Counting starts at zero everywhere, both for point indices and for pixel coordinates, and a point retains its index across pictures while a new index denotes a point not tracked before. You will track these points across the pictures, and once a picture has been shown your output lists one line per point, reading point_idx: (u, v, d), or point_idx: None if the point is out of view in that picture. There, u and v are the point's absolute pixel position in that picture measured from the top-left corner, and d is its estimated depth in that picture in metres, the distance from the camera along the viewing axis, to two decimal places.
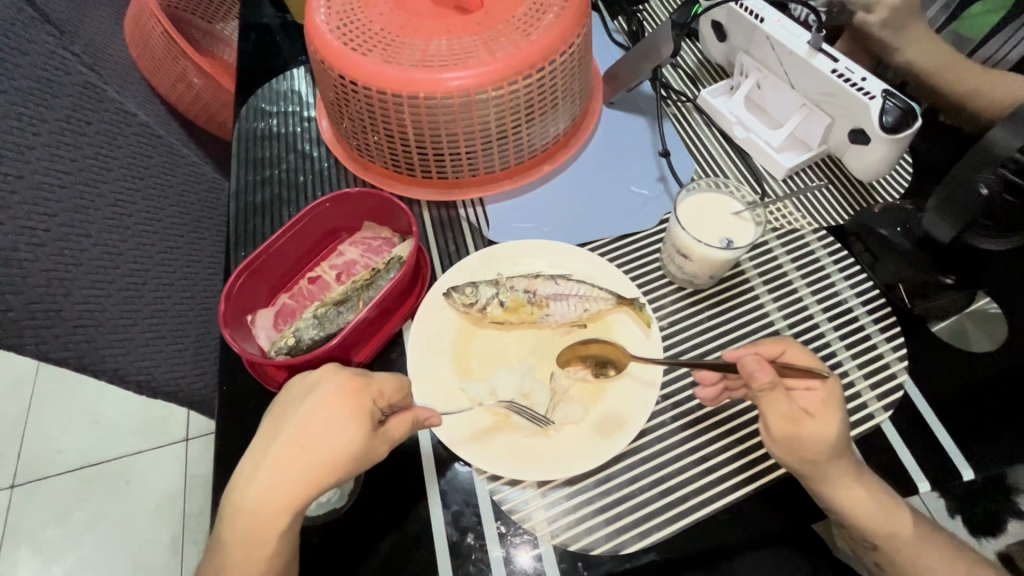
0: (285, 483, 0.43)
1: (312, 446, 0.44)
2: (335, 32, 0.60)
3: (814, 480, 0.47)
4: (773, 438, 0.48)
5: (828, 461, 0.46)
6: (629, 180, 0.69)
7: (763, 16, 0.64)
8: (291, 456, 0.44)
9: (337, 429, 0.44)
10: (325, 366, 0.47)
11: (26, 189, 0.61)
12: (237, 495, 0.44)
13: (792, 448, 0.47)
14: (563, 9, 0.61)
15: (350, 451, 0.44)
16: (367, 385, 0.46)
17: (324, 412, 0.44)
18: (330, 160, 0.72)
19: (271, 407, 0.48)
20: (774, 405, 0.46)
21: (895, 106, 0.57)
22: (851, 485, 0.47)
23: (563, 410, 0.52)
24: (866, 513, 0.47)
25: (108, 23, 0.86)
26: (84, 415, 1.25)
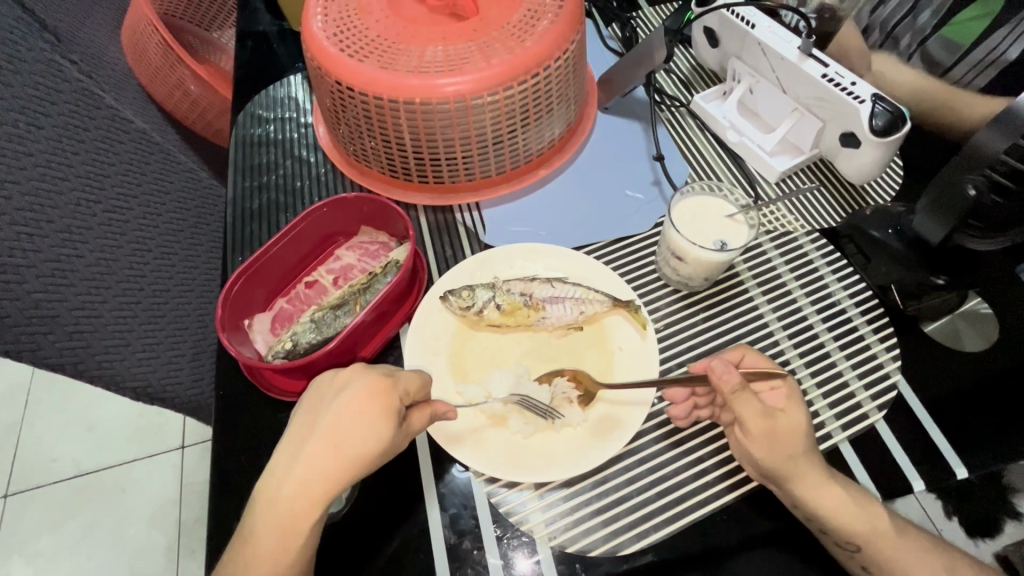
0: (320, 476, 0.44)
1: (344, 439, 0.45)
2: (332, 39, 0.60)
3: (785, 483, 0.47)
4: (750, 437, 0.48)
5: (794, 459, 0.47)
6: (624, 184, 0.69)
7: (754, 22, 0.65)
8: (326, 450, 0.45)
9: (369, 424, 0.45)
10: (355, 367, 0.48)
11: (23, 196, 0.61)
12: (271, 490, 0.45)
13: (770, 447, 0.47)
14: (557, 16, 0.61)
15: (382, 445, 0.45)
16: (397, 380, 0.47)
17: (357, 408, 0.45)
18: (326, 165, 0.72)
19: (299, 404, 0.48)
20: (746, 405, 0.48)
21: (884, 110, 0.58)
22: (821, 485, 0.47)
23: (564, 412, 0.52)
24: (845, 515, 0.47)
25: (105, 31, 0.86)
26: (78, 423, 1.24)
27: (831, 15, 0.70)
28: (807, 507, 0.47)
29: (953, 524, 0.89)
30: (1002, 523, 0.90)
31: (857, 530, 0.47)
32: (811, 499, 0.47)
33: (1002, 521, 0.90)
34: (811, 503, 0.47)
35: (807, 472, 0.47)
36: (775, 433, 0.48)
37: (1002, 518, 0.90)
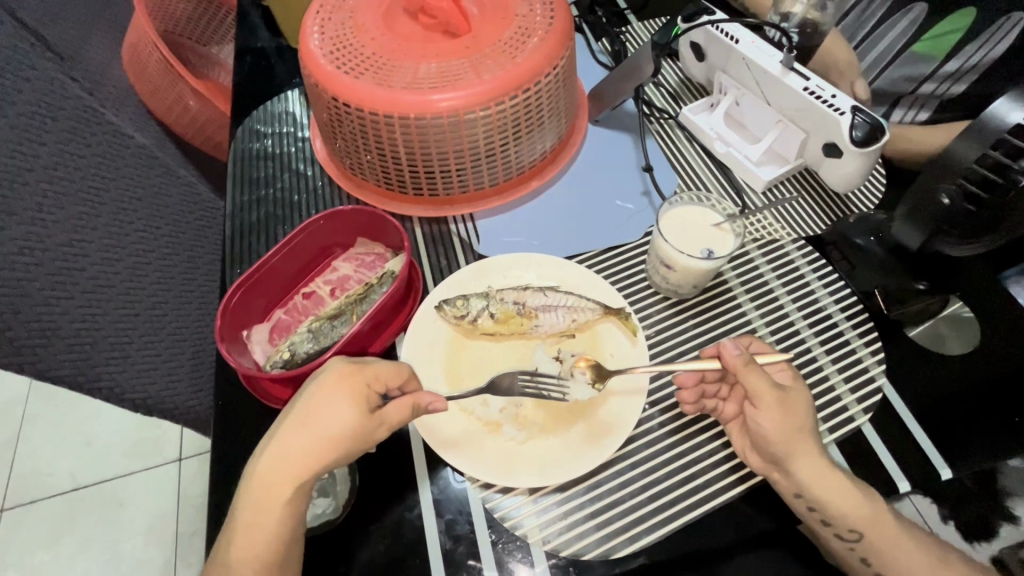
0: (288, 457, 0.46)
1: (313, 422, 0.46)
2: (329, 57, 0.62)
3: (791, 465, 0.48)
4: (763, 411, 0.49)
5: (797, 439, 0.49)
6: (615, 194, 0.71)
7: (737, 38, 0.67)
8: (296, 432, 0.46)
9: (336, 407, 0.46)
10: (332, 356, 0.50)
11: (25, 211, 0.62)
12: (251, 468, 0.47)
13: (779, 419, 0.49)
14: (547, 32, 0.63)
15: (347, 428, 0.46)
16: (367, 366, 0.48)
17: (326, 391, 0.46)
18: (323, 178, 0.74)
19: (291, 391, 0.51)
20: (758, 381, 0.49)
21: (864, 122, 0.60)
22: (826, 469, 0.48)
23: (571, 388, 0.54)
24: (845, 502, 0.48)
25: (105, 49, 0.88)
26: (74, 437, 1.24)
27: (813, 29, 0.73)
28: (810, 494, 0.48)
29: (951, 528, 0.89)
30: (1000, 526, 0.90)
31: (856, 518, 0.48)
32: (812, 485, 0.48)
33: (1001, 524, 0.90)
34: (812, 489, 0.48)
35: (813, 456, 0.48)
36: (785, 407, 0.49)
37: (1000, 521, 0.90)
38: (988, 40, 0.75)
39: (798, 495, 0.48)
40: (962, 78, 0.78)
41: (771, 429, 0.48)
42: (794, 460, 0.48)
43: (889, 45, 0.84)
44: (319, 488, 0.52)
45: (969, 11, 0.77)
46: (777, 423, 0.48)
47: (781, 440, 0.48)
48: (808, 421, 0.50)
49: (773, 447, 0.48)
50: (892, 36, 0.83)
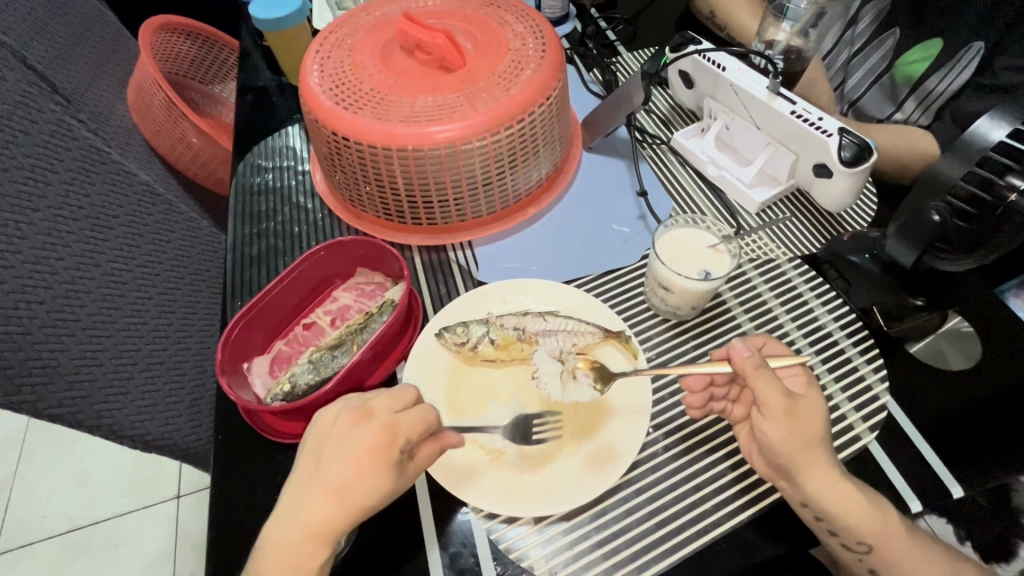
0: (324, 522, 0.45)
1: (349, 491, 0.45)
2: (329, 93, 0.64)
3: (798, 476, 0.47)
4: (770, 416, 0.48)
5: (803, 449, 0.47)
6: (611, 219, 0.72)
7: (725, 66, 0.69)
8: (331, 498, 0.45)
9: (371, 474, 0.45)
10: (355, 413, 0.47)
11: (30, 249, 0.63)
12: (278, 536, 0.45)
13: (785, 428, 0.47)
14: (540, 66, 0.65)
15: (384, 492, 0.45)
16: (398, 425, 0.46)
17: (360, 457, 0.45)
18: (323, 211, 0.75)
19: (302, 444, 0.48)
20: (768, 386, 0.47)
21: (851, 142, 0.61)
22: (836, 479, 0.47)
23: (572, 390, 0.56)
24: (855, 515, 0.47)
25: (111, 91, 0.91)
26: (69, 477, 1.22)
27: (797, 56, 0.76)
28: (816, 506, 0.47)
29: (967, 549, 0.88)
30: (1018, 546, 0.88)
31: (865, 530, 0.48)
32: (818, 498, 0.47)
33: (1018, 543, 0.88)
34: (820, 502, 0.47)
35: (821, 471, 0.47)
36: (796, 417, 0.48)
37: (1017, 541, 0.88)
38: (953, 70, 0.78)
39: (805, 505, 0.48)
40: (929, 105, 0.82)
41: (778, 437, 0.47)
42: (802, 473, 0.47)
43: (871, 68, 0.87)
44: None
45: (932, 44, 0.80)
46: (786, 432, 0.47)
47: (789, 449, 0.47)
48: (817, 429, 0.48)
49: (780, 455, 0.47)
50: (874, 58, 0.86)
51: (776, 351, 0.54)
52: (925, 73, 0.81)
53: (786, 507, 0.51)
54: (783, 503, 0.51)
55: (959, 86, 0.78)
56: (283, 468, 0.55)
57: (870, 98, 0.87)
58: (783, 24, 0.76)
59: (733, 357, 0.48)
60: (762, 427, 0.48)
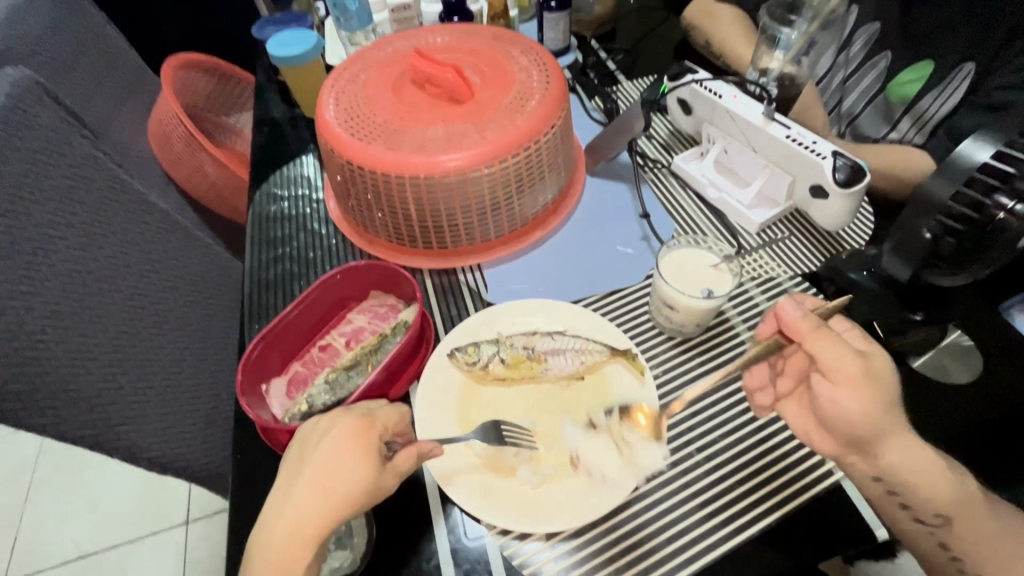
0: (308, 515, 0.47)
1: (330, 482, 0.48)
2: (344, 125, 0.67)
3: (876, 449, 0.49)
4: (837, 385, 0.48)
5: (880, 420, 0.48)
6: (615, 240, 0.74)
7: (720, 94, 0.73)
8: (314, 491, 0.48)
9: (351, 463, 0.48)
10: (336, 411, 0.52)
11: (57, 277, 0.66)
12: (266, 533, 0.47)
13: (848, 393, 0.48)
14: (545, 96, 0.69)
15: (362, 481, 0.48)
16: (375, 417, 0.51)
17: (339, 449, 0.49)
18: (337, 237, 0.77)
19: (288, 449, 0.52)
20: (831, 349, 0.48)
21: (845, 165, 0.64)
22: (910, 448, 0.49)
23: (631, 446, 0.55)
24: (933, 487, 0.49)
25: (134, 125, 0.96)
26: (79, 501, 1.23)
27: (791, 82, 0.79)
28: (888, 477, 0.49)
29: None
30: None
31: (944, 502, 0.49)
32: (890, 470, 0.49)
33: None
34: (892, 474, 0.49)
35: (895, 442, 0.48)
36: (858, 380, 0.48)
37: None
38: (945, 91, 0.81)
39: (875, 476, 0.50)
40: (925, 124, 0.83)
41: (853, 404, 0.48)
42: (875, 443, 0.49)
43: (864, 90, 0.89)
44: (338, 540, 0.52)
45: (925, 64, 0.83)
46: (859, 397, 0.47)
47: (861, 414, 0.48)
48: (886, 393, 0.48)
49: (849, 425, 0.48)
50: (867, 80, 0.89)
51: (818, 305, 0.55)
52: (918, 93, 0.83)
53: (794, 522, 0.52)
54: (790, 517, 0.52)
55: (954, 104, 0.80)
56: None
57: (868, 116, 0.89)
58: (776, 53, 0.80)
59: (780, 315, 0.50)
60: (823, 391, 0.49)
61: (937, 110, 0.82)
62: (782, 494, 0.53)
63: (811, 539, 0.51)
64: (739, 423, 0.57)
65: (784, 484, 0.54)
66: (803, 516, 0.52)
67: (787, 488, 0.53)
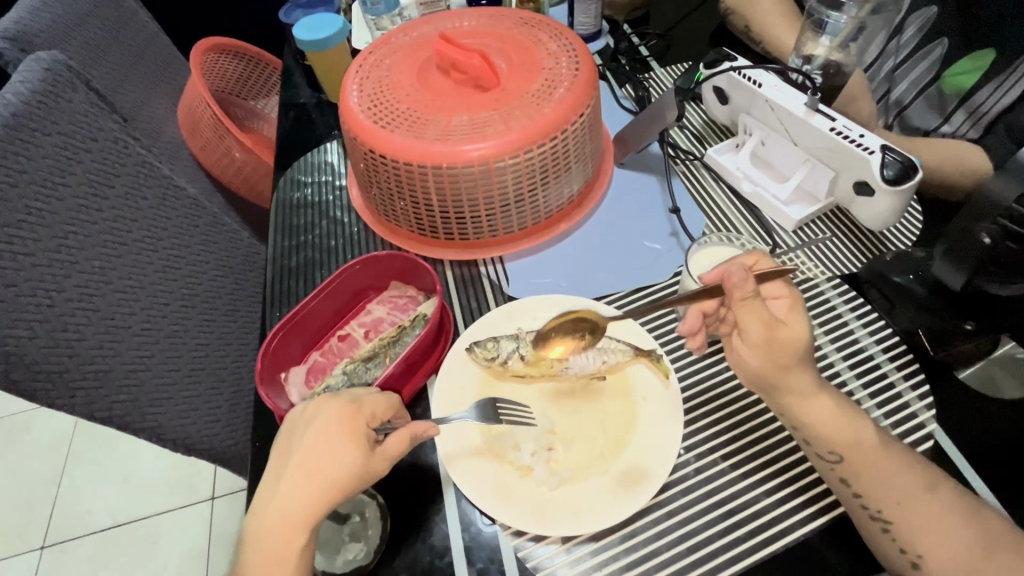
0: (296, 502, 0.46)
1: (318, 468, 0.47)
2: (367, 112, 0.66)
3: (818, 431, 0.49)
4: (753, 347, 0.50)
5: (854, 429, 0.49)
6: (642, 235, 0.72)
7: (760, 82, 0.69)
8: (299, 477, 0.47)
9: (335, 446, 0.48)
10: (320, 398, 0.51)
11: (86, 260, 0.67)
12: (259, 520, 0.47)
13: (770, 356, 0.49)
14: (573, 84, 0.66)
15: (347, 464, 0.47)
16: (362, 404, 0.50)
17: (321, 433, 0.48)
18: (359, 225, 0.77)
19: (278, 436, 0.52)
20: (754, 312, 0.49)
21: (895, 160, 0.59)
22: (901, 467, 0.48)
23: (649, 442, 0.53)
24: (885, 475, 0.48)
25: (164, 109, 0.96)
26: (112, 473, 1.28)
27: (837, 70, 0.75)
28: (870, 494, 0.47)
29: None
30: None
31: (896, 496, 0.47)
32: (873, 486, 0.47)
33: None
34: (874, 490, 0.47)
35: (875, 459, 0.48)
36: (772, 346, 0.49)
37: None
38: (1005, 84, 0.72)
39: (857, 495, 0.48)
40: (977, 121, 0.75)
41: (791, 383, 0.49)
42: (860, 459, 0.48)
43: (915, 80, 0.84)
44: (352, 532, 0.52)
45: (985, 54, 0.76)
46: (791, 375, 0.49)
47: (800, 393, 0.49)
48: (847, 402, 0.51)
49: (826, 435, 0.49)
50: (918, 70, 0.84)
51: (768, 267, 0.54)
52: (973, 86, 0.76)
53: (824, 538, 0.49)
54: (820, 533, 0.50)
55: (1010, 101, 0.72)
56: None
57: (918, 107, 0.83)
58: (822, 39, 0.76)
59: (724, 280, 0.49)
60: (791, 388, 0.49)
61: (993, 106, 0.74)
62: (813, 508, 0.51)
63: (843, 557, 0.49)
64: (770, 431, 0.55)
65: (816, 497, 0.51)
66: (833, 533, 0.50)
67: (818, 502, 0.51)
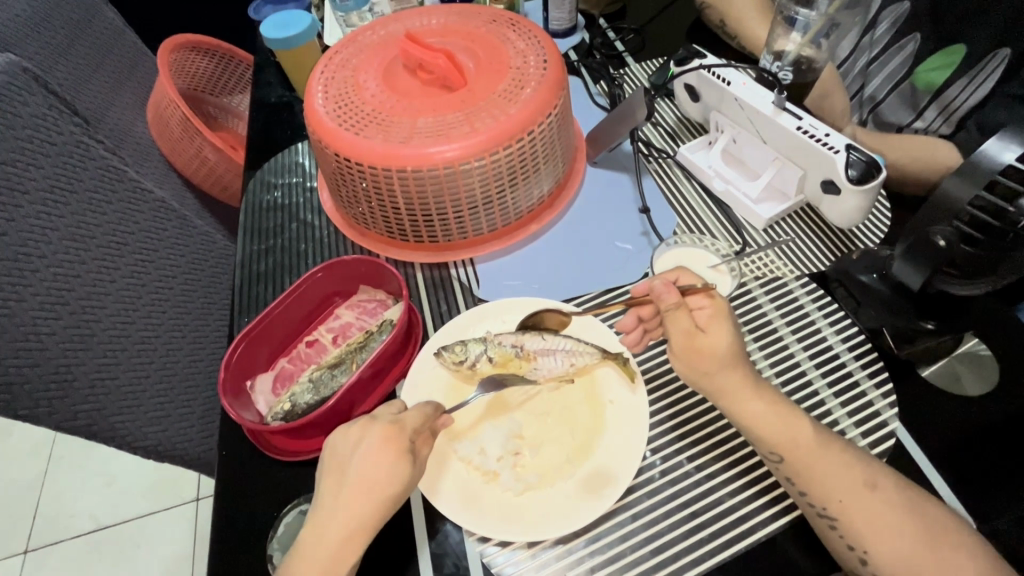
0: (357, 522, 0.47)
1: (373, 485, 0.48)
2: (331, 114, 0.65)
3: (757, 432, 0.50)
4: (674, 354, 0.52)
5: (790, 429, 0.49)
6: (614, 235, 0.71)
7: (730, 80, 0.68)
8: (359, 501, 0.47)
9: (388, 467, 0.48)
10: (364, 422, 0.50)
11: (47, 268, 0.66)
12: (315, 539, 0.47)
13: (690, 362, 0.51)
14: (539, 84, 0.65)
15: (405, 483, 0.48)
16: (403, 423, 0.50)
17: (374, 457, 0.48)
18: (330, 228, 0.76)
19: (322, 460, 0.51)
20: (677, 322, 0.51)
21: (859, 159, 0.59)
22: (842, 466, 0.48)
23: (613, 446, 0.53)
24: (832, 477, 0.48)
25: (130, 109, 0.94)
26: (95, 476, 1.27)
27: (808, 66, 0.74)
28: (815, 492, 0.48)
29: None
30: None
31: (847, 495, 0.47)
32: (816, 484, 0.48)
33: None
34: (820, 490, 0.48)
35: (819, 458, 0.48)
36: (693, 353, 0.51)
37: None
38: (974, 81, 0.74)
39: (804, 493, 0.48)
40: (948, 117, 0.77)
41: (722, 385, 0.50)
42: (801, 460, 0.48)
43: (889, 75, 0.83)
44: None
45: (957, 49, 0.76)
46: (722, 378, 0.50)
47: (733, 395, 0.50)
48: (786, 402, 0.51)
49: (765, 437, 0.49)
50: (892, 65, 0.83)
51: (689, 282, 0.56)
52: (946, 81, 0.77)
53: (786, 538, 0.50)
54: (784, 533, 0.50)
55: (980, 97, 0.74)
56: (284, 484, 0.56)
57: (893, 102, 0.82)
58: (793, 35, 0.75)
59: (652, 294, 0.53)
60: (725, 391, 0.50)
61: (964, 102, 0.75)
62: (777, 508, 0.51)
63: (803, 554, 0.49)
64: (733, 431, 0.55)
65: (779, 496, 0.52)
66: (797, 532, 0.50)
67: (781, 502, 0.51)
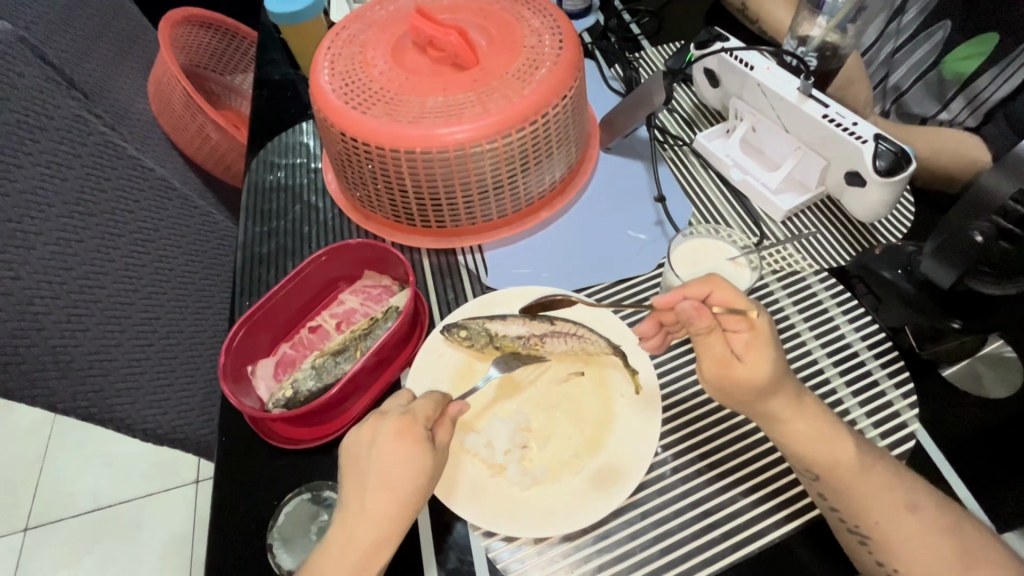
0: (385, 521, 0.46)
1: (395, 482, 0.46)
2: (339, 92, 0.63)
3: (792, 451, 0.48)
4: (707, 377, 0.50)
5: (834, 448, 0.47)
6: (627, 224, 0.69)
7: (753, 64, 0.66)
8: (383, 498, 0.46)
9: (408, 459, 0.46)
10: (369, 419, 0.48)
11: (43, 246, 0.64)
12: (345, 541, 0.46)
13: (724, 387, 0.49)
14: (556, 64, 0.63)
15: (429, 472, 0.47)
16: (415, 413, 0.48)
17: (390, 452, 0.46)
18: (334, 211, 0.74)
19: (339, 462, 0.49)
20: (708, 348, 0.48)
21: (887, 150, 0.57)
22: (880, 484, 0.47)
23: (626, 441, 0.52)
24: (868, 496, 0.46)
25: (130, 84, 0.91)
26: (95, 457, 1.26)
27: (832, 53, 0.72)
28: (848, 509, 0.46)
29: None
30: None
31: (878, 510, 0.46)
32: (853, 502, 0.46)
33: None
34: (854, 507, 0.46)
35: (852, 470, 0.46)
36: (728, 382, 0.48)
37: None
38: (1004, 73, 0.71)
39: (836, 508, 0.47)
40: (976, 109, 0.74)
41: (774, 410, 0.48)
42: (838, 479, 0.46)
43: (915, 64, 0.80)
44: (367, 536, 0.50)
45: (989, 37, 0.72)
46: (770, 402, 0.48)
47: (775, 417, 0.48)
48: (829, 419, 0.49)
49: (801, 455, 0.47)
50: (919, 54, 0.79)
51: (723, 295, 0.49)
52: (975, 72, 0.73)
53: (799, 540, 0.49)
54: (795, 536, 0.49)
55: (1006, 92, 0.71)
56: (286, 473, 0.54)
57: (917, 94, 0.80)
58: (819, 19, 0.72)
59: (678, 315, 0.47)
60: (767, 413, 0.48)
61: (992, 94, 0.72)
62: (790, 509, 0.50)
63: (816, 556, 0.48)
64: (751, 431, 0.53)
65: (794, 496, 0.50)
66: (810, 532, 0.49)
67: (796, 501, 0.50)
